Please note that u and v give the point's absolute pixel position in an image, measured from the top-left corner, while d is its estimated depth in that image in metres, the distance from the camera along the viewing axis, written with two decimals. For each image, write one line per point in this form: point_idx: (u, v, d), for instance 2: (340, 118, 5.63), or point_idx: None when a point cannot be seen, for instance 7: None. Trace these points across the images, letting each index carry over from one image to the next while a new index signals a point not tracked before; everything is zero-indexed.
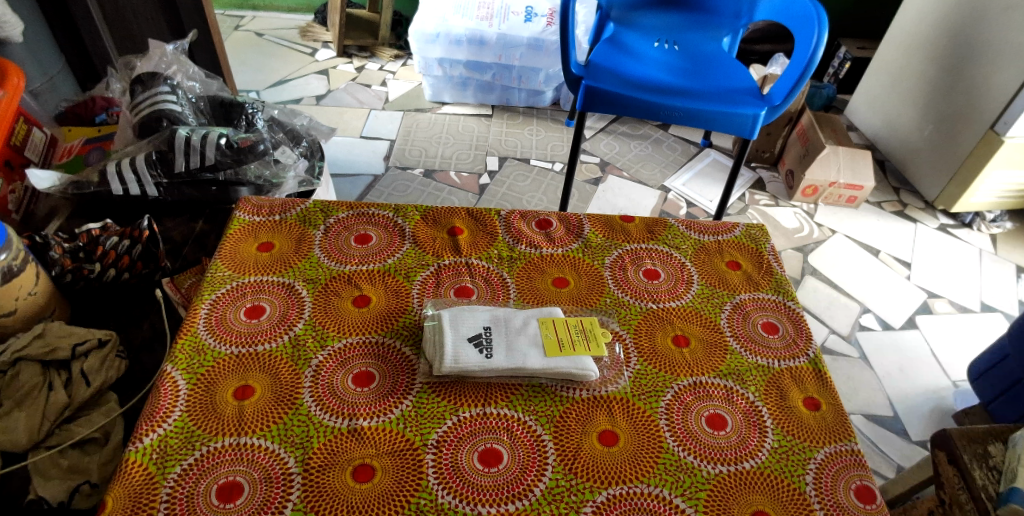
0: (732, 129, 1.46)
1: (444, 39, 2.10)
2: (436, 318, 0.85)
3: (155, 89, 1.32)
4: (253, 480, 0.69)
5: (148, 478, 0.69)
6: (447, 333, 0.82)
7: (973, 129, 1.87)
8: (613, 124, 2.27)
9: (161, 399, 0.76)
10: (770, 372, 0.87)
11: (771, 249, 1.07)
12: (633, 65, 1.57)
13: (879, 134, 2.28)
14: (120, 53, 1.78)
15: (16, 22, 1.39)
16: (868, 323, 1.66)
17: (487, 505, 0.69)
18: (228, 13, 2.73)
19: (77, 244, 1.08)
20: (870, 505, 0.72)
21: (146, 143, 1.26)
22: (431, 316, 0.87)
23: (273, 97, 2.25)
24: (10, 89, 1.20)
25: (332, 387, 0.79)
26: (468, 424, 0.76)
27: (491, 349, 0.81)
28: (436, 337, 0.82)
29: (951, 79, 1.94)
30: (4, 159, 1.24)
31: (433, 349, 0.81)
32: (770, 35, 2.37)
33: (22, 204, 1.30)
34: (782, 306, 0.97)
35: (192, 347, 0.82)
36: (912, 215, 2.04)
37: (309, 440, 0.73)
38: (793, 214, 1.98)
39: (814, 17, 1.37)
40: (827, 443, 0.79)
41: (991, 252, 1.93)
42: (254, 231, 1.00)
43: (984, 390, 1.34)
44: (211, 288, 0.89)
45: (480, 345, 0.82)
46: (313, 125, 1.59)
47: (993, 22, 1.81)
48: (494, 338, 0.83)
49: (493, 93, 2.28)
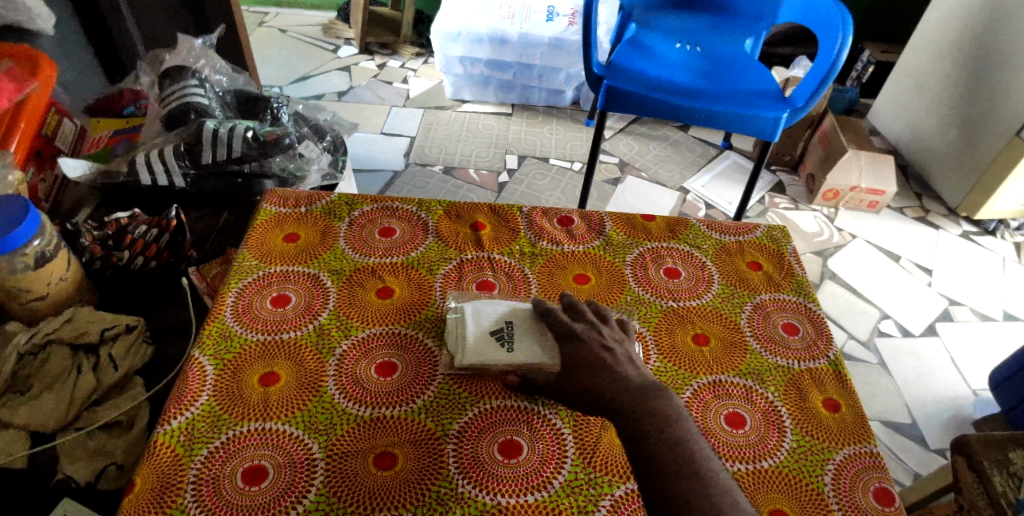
0: (754, 130, 1.46)
1: (466, 37, 2.11)
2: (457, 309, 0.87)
3: (184, 82, 1.35)
4: (277, 465, 0.71)
5: (176, 459, 0.71)
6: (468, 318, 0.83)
7: (998, 135, 1.85)
8: (632, 124, 2.26)
9: (189, 383, 0.78)
10: (791, 372, 0.87)
11: (793, 251, 1.06)
12: (654, 66, 1.58)
13: (902, 139, 2.26)
14: (148, 47, 1.82)
15: (49, 16, 1.43)
16: (887, 329, 1.64)
17: (507, 495, 0.70)
18: (252, 10, 2.77)
19: (106, 233, 1.11)
20: (888, 507, 0.72)
21: (174, 135, 1.29)
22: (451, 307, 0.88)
23: (296, 92, 2.28)
24: (44, 79, 1.26)
25: (355, 376, 0.80)
26: (488, 416, 0.77)
27: (517, 344, 0.81)
28: (456, 329, 0.84)
29: (977, 84, 1.92)
30: (36, 148, 1.27)
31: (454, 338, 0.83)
32: (792, 38, 2.35)
33: (52, 193, 1.32)
34: (803, 307, 0.96)
35: (219, 333, 0.84)
36: (934, 221, 2.01)
37: (333, 426, 0.75)
38: (813, 218, 1.97)
39: (839, 19, 1.36)
40: (847, 445, 0.79)
41: (1015, 260, 1.91)
42: (280, 223, 1.01)
43: (1006, 398, 1.32)
44: (238, 277, 0.91)
45: (502, 340, 0.81)
46: (336, 120, 1.61)
47: (1021, 28, 1.79)
48: (517, 332, 0.82)
49: (513, 91, 2.29)
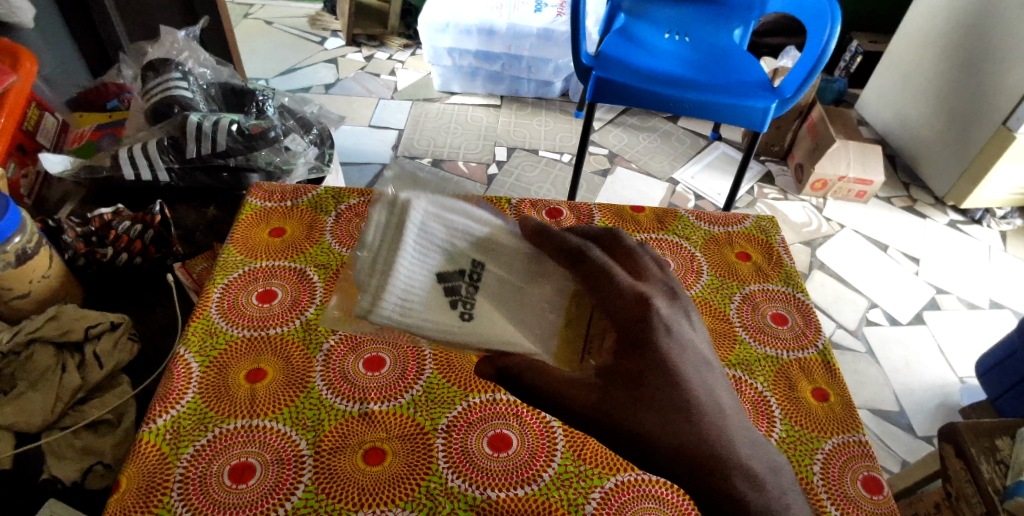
0: (743, 121, 1.45)
1: (455, 29, 2.09)
2: (399, 213, 0.68)
3: (167, 75, 1.33)
4: (265, 462, 0.70)
5: (162, 458, 0.70)
6: (408, 247, 0.66)
7: (985, 125, 1.86)
8: (622, 116, 2.26)
9: (174, 381, 0.76)
10: (779, 362, 0.87)
11: (782, 241, 1.06)
12: (644, 56, 1.57)
13: (891, 129, 2.27)
14: (132, 40, 1.79)
15: (28, 8, 1.40)
16: (875, 318, 1.65)
17: (497, 489, 0.70)
18: (237, 2, 2.74)
19: (89, 229, 1.07)
20: (877, 496, 0.73)
21: (158, 129, 1.27)
22: (385, 200, 0.70)
23: (282, 84, 2.25)
24: (23, 73, 1.23)
25: (343, 371, 0.79)
26: (478, 410, 0.77)
27: (477, 310, 0.65)
28: (390, 244, 0.67)
29: (965, 73, 1.93)
30: (17, 143, 1.25)
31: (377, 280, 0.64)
32: (781, 28, 2.35)
33: (34, 188, 1.30)
34: (792, 297, 0.96)
35: (204, 329, 0.83)
36: (922, 211, 2.02)
37: (321, 423, 0.74)
38: (802, 208, 1.97)
39: (826, 10, 1.36)
40: (836, 434, 0.79)
41: (1000, 249, 1.92)
42: (266, 217, 1.00)
43: (993, 386, 1.33)
44: (224, 272, 0.90)
45: (457, 301, 0.66)
46: (322, 112, 1.59)
47: (1008, 18, 1.79)
48: (476, 292, 0.66)
49: (503, 83, 2.27)
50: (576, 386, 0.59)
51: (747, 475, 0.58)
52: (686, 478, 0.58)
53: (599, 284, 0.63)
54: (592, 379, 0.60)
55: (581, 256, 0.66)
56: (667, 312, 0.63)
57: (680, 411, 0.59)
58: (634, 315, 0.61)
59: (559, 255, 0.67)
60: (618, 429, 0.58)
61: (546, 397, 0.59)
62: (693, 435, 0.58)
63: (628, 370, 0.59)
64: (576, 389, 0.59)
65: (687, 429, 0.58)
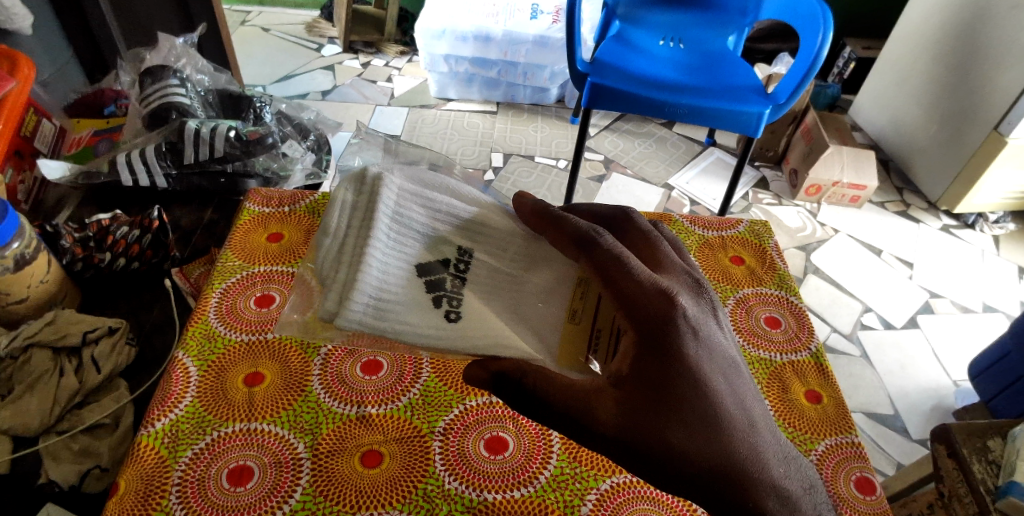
0: (737, 126, 1.47)
1: (451, 35, 2.10)
2: (375, 204, 0.70)
3: (165, 82, 1.34)
4: (263, 465, 0.70)
5: (160, 461, 0.70)
6: (379, 237, 0.67)
7: (977, 129, 1.88)
8: (617, 122, 2.27)
9: (173, 384, 0.77)
10: (772, 365, 0.88)
11: (775, 246, 1.07)
12: (639, 63, 1.58)
13: (884, 134, 2.29)
14: (129, 45, 1.80)
15: (26, 15, 1.41)
16: (870, 322, 1.66)
17: (493, 491, 0.70)
18: (234, 9, 2.75)
19: (87, 233, 1.09)
20: (870, 497, 0.74)
21: (156, 134, 1.28)
22: (353, 183, 0.73)
23: (279, 91, 2.26)
24: (21, 78, 1.24)
25: (340, 375, 0.80)
26: (474, 413, 0.77)
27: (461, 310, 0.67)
28: (366, 238, 0.68)
29: (957, 79, 1.95)
30: (14, 148, 1.25)
31: (345, 274, 0.66)
32: (775, 34, 2.38)
33: (32, 193, 1.30)
34: (784, 300, 0.97)
35: (203, 334, 0.83)
36: (915, 215, 2.04)
37: (319, 425, 0.74)
38: (796, 213, 1.99)
39: (819, 16, 1.38)
40: (829, 435, 0.80)
41: (993, 253, 1.94)
42: (264, 222, 1.01)
43: (986, 388, 1.34)
44: (222, 277, 0.91)
45: (442, 296, 0.67)
46: (320, 119, 1.61)
47: (998, 24, 1.82)
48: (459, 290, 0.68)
49: (499, 89, 2.29)
50: (595, 396, 0.57)
51: (777, 492, 0.56)
52: (714, 492, 0.55)
53: (615, 276, 0.58)
54: (606, 387, 0.57)
55: (592, 242, 0.62)
56: (693, 311, 0.59)
57: (707, 420, 0.56)
58: (655, 311, 0.57)
59: (571, 244, 0.64)
60: (648, 449, 0.55)
61: (570, 417, 0.57)
62: (718, 446, 0.56)
63: (649, 374, 0.56)
64: (595, 401, 0.57)
65: (714, 438, 0.56)
